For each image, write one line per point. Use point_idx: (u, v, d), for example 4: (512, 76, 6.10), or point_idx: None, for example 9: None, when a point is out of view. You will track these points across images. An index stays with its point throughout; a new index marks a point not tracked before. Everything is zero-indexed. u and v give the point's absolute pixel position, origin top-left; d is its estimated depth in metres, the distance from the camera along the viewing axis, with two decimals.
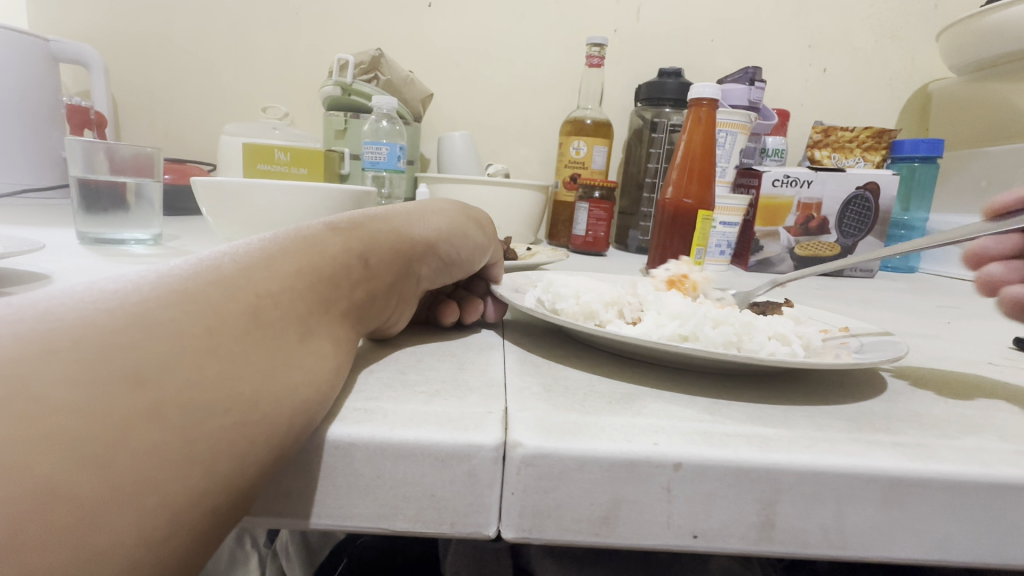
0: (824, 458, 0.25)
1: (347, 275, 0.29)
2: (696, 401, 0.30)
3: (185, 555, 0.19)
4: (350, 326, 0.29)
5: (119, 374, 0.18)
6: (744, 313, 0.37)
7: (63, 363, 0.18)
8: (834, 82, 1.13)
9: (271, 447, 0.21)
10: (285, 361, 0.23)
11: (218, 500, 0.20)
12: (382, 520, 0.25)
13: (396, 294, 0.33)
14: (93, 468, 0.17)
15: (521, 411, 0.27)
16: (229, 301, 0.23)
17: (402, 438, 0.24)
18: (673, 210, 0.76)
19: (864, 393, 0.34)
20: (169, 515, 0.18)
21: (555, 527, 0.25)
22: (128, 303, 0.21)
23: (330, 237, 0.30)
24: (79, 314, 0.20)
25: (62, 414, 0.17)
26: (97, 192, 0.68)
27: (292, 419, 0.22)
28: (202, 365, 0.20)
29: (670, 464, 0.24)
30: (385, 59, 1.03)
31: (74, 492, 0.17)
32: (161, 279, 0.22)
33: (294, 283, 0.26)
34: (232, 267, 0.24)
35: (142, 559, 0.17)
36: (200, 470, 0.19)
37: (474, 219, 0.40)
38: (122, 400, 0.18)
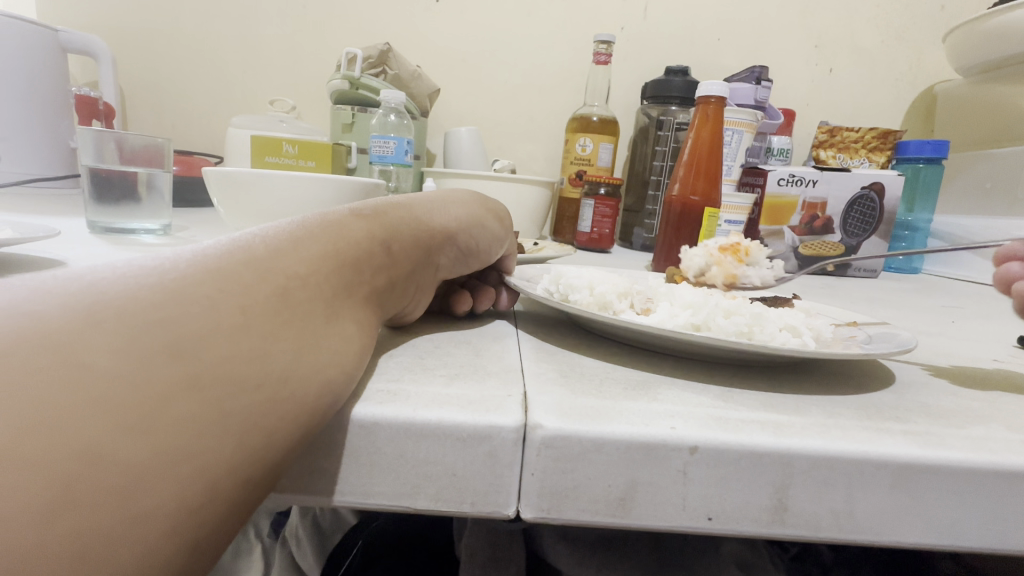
0: (836, 443, 0.26)
1: (369, 261, 0.29)
2: (709, 389, 0.31)
3: (219, 523, 0.19)
4: (372, 311, 0.29)
5: (159, 347, 0.19)
6: (755, 305, 0.38)
7: (108, 335, 0.19)
8: (840, 83, 1.14)
9: (300, 424, 0.22)
10: (314, 341, 0.24)
11: (251, 473, 0.20)
12: (404, 499, 0.25)
13: (415, 281, 0.34)
14: (137, 436, 0.18)
15: (539, 395, 0.27)
16: (260, 281, 0.23)
17: (425, 418, 0.25)
18: (680, 207, 0.77)
19: (872, 385, 0.35)
20: (206, 484, 0.19)
21: (572, 508, 0.25)
22: (165, 280, 0.21)
23: (355, 223, 0.30)
24: (120, 289, 0.20)
25: (106, 383, 0.18)
26: (109, 182, 0.69)
27: (320, 398, 0.23)
28: (236, 342, 0.21)
29: (686, 447, 0.25)
30: (393, 53, 1.03)
31: (118, 457, 0.17)
32: (195, 258, 0.23)
33: (320, 266, 0.26)
34: (262, 249, 0.25)
35: (182, 525, 0.18)
36: (234, 442, 0.20)
37: (491, 210, 0.41)
38: (163, 371, 0.19)
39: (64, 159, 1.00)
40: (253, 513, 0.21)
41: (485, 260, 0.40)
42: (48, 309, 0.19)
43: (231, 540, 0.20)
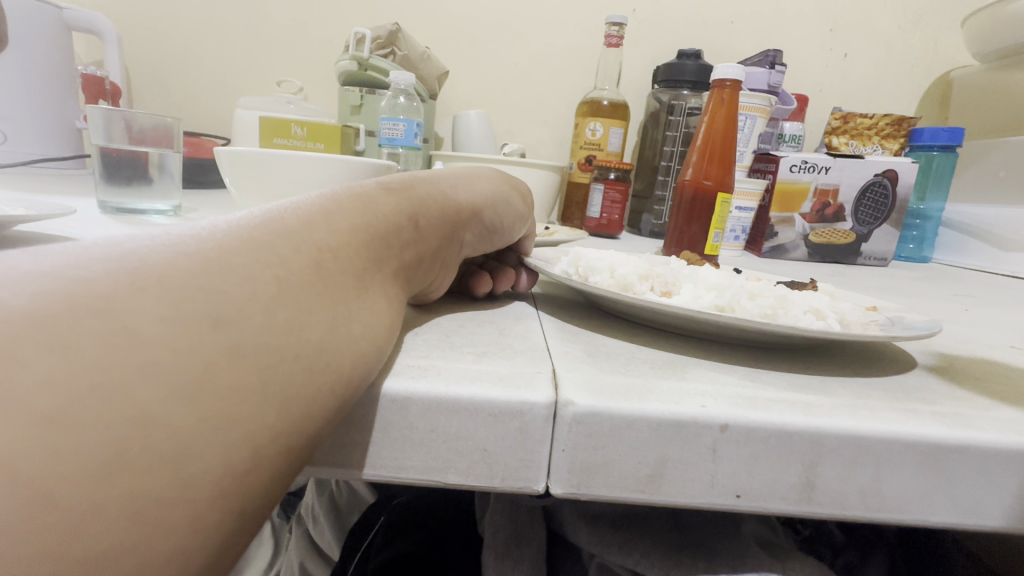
0: (865, 422, 0.26)
1: (398, 236, 0.30)
2: (735, 369, 0.31)
3: (262, 490, 0.20)
4: (399, 286, 0.30)
5: (202, 315, 0.19)
6: (779, 288, 0.38)
7: (153, 301, 0.19)
8: (855, 68, 1.12)
9: (336, 395, 0.23)
10: (347, 313, 0.24)
11: (291, 442, 0.21)
12: (435, 474, 0.25)
13: (440, 258, 0.34)
14: (184, 400, 0.18)
15: (568, 371, 0.28)
16: (295, 253, 0.24)
17: (456, 394, 0.25)
18: (692, 192, 0.76)
19: (894, 368, 0.35)
20: (250, 450, 0.19)
21: (602, 484, 0.25)
22: (203, 248, 0.21)
23: (383, 197, 0.30)
24: (160, 256, 0.20)
25: (155, 347, 0.18)
26: (119, 162, 0.68)
27: (353, 369, 0.23)
28: (275, 312, 0.21)
29: (716, 425, 0.25)
30: (402, 34, 1.02)
31: (167, 421, 0.17)
32: (230, 229, 0.23)
33: (350, 239, 0.27)
34: (295, 221, 0.25)
35: (229, 490, 0.18)
36: (275, 410, 0.20)
37: (514, 187, 0.41)
38: (207, 338, 0.19)
39: (70, 139, 0.99)
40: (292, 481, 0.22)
41: (506, 239, 0.40)
42: (92, 273, 0.19)
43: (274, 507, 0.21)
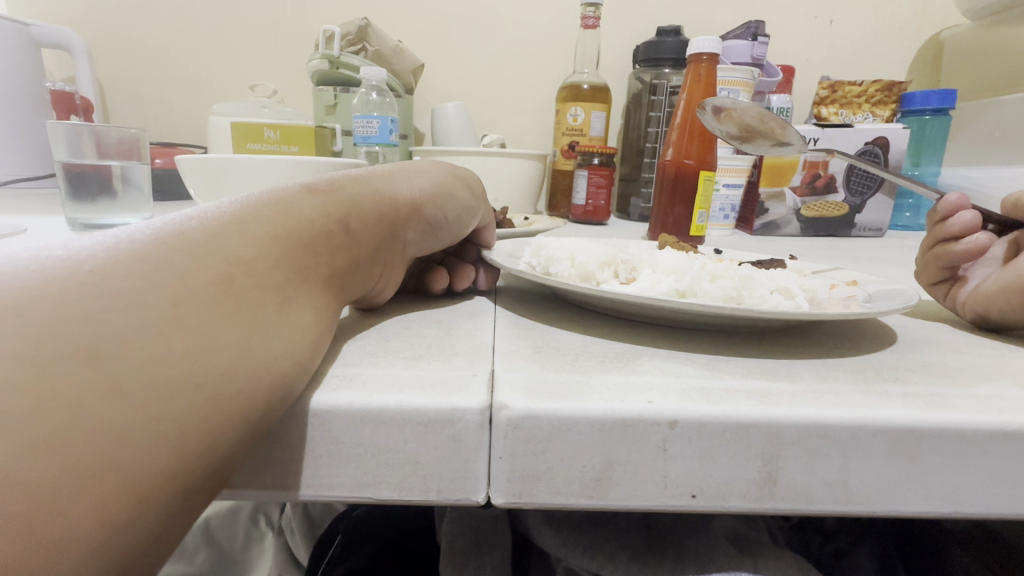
0: (829, 410, 0.24)
1: (326, 241, 0.28)
2: (694, 358, 0.29)
3: (156, 536, 0.18)
4: (331, 295, 0.28)
5: (70, 352, 0.18)
6: (744, 268, 0.36)
7: (10, 340, 0.17)
8: (842, 35, 1.08)
9: (247, 422, 0.21)
10: (262, 330, 0.22)
11: (192, 480, 0.19)
12: (366, 490, 0.24)
13: (381, 260, 0.33)
14: (44, 450, 0.16)
15: (507, 372, 0.26)
16: (197, 269, 0.22)
17: (383, 404, 0.23)
18: (674, 172, 0.73)
19: (871, 345, 0.33)
20: (133, 496, 0.18)
21: (546, 491, 0.24)
22: (81, 272, 0.20)
23: (308, 200, 0.29)
24: (27, 285, 0.19)
25: (7, 393, 0.16)
26: (83, 176, 0.66)
27: (268, 393, 0.21)
28: (167, 337, 0.20)
29: (666, 422, 0.23)
30: (372, 29, 0.99)
31: (24, 475, 0.16)
32: (121, 246, 0.21)
33: (268, 249, 0.25)
34: (200, 232, 0.24)
35: (106, 542, 0.17)
36: (168, 448, 0.18)
37: (461, 181, 0.40)
38: (76, 377, 0.17)
39: (45, 157, 0.96)
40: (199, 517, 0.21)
41: (455, 234, 0.39)
42: None
43: (173, 549, 0.19)
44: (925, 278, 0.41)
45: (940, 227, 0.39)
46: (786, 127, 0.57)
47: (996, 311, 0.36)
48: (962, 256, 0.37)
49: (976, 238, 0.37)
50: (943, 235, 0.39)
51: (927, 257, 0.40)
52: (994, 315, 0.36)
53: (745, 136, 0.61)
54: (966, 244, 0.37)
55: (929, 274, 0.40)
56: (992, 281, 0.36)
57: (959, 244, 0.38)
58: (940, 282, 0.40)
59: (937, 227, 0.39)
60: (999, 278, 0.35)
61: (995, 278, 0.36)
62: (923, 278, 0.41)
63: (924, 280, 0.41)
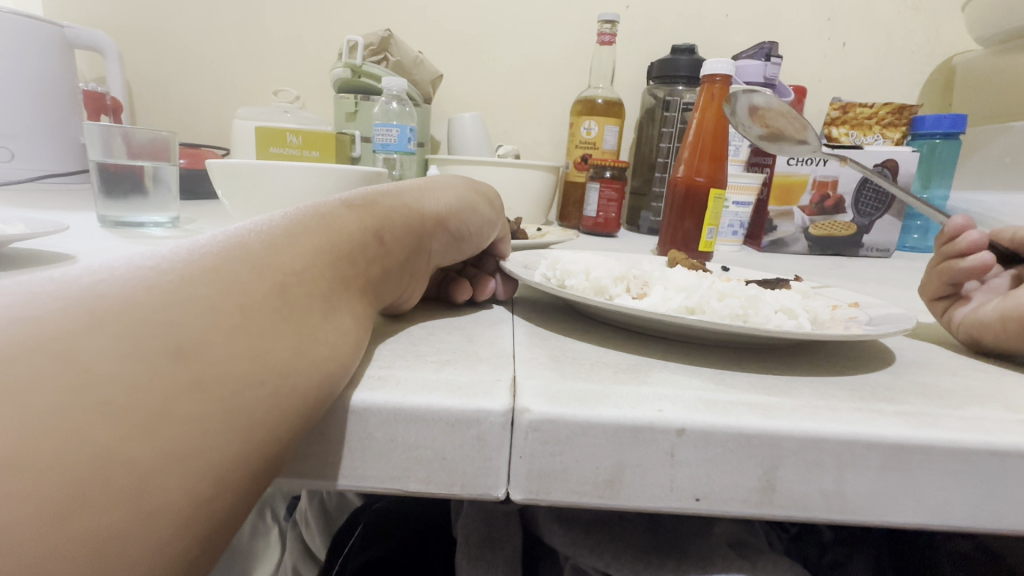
0: (825, 424, 0.26)
1: (363, 253, 0.30)
2: (701, 371, 0.31)
3: (228, 516, 0.21)
4: (367, 301, 0.30)
5: (160, 349, 0.20)
6: (750, 288, 0.38)
7: (110, 338, 0.19)
8: (853, 57, 1.10)
9: (301, 416, 0.23)
10: (312, 333, 0.25)
11: (257, 466, 0.21)
12: (397, 481, 0.26)
13: (409, 270, 0.35)
14: (142, 435, 0.18)
15: (528, 379, 0.28)
16: (258, 278, 0.24)
17: (414, 403, 0.25)
18: (685, 189, 0.75)
19: (870, 364, 0.34)
20: (213, 478, 0.20)
21: (561, 490, 0.26)
22: (163, 279, 0.22)
23: (347, 214, 0.31)
24: (119, 291, 0.21)
25: (111, 384, 0.19)
26: (118, 176, 0.69)
27: (319, 390, 0.24)
28: (237, 339, 0.22)
29: (674, 430, 0.25)
30: (394, 39, 1.02)
31: (126, 457, 0.18)
32: (192, 258, 0.24)
33: (314, 259, 0.27)
34: (258, 244, 0.26)
35: (190, 519, 0.19)
36: (239, 436, 0.21)
37: (483, 197, 0.42)
38: (166, 372, 0.20)
39: (76, 155, 0.99)
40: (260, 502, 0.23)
41: (476, 246, 0.41)
42: (46, 313, 0.19)
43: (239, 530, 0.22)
44: (928, 293, 0.43)
45: (947, 246, 0.41)
46: (807, 129, 0.60)
47: (990, 335, 0.37)
48: (966, 271, 0.39)
49: (981, 256, 0.39)
50: (950, 253, 0.41)
51: (933, 272, 0.42)
52: (987, 339, 0.38)
53: (770, 136, 0.65)
54: (971, 260, 0.39)
55: (932, 289, 0.42)
56: (992, 306, 0.37)
57: (965, 260, 0.39)
58: (941, 298, 0.42)
59: (946, 247, 0.41)
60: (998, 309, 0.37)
61: (995, 305, 0.37)
62: (927, 293, 0.43)
63: (927, 295, 0.43)
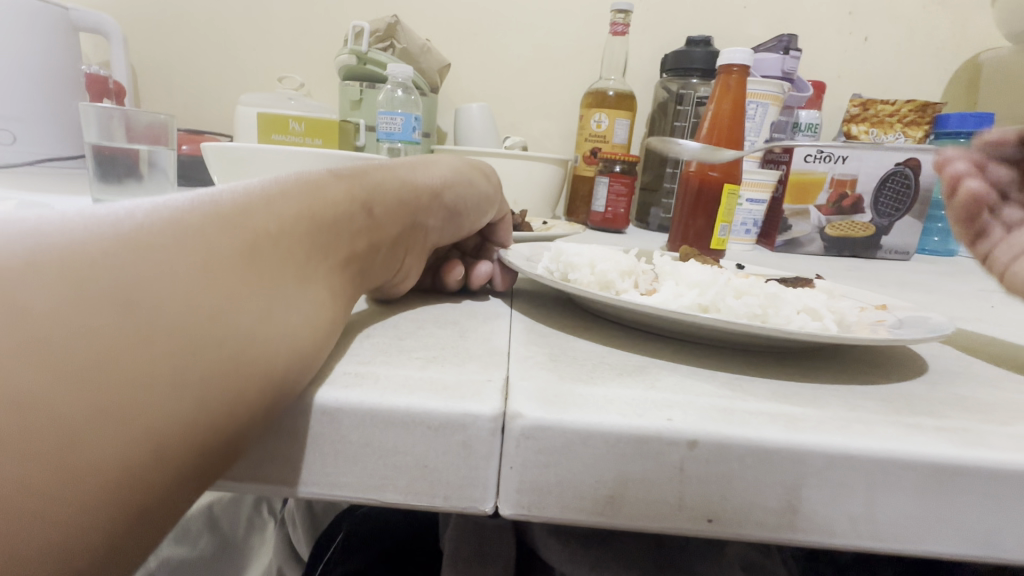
0: (857, 440, 0.23)
1: (348, 224, 0.28)
2: (716, 376, 0.28)
3: (172, 488, 0.18)
4: (349, 276, 0.28)
5: (105, 294, 0.18)
6: (770, 285, 0.35)
7: (47, 276, 0.17)
8: (876, 53, 1.06)
9: (266, 391, 0.21)
10: (285, 302, 0.23)
11: (212, 440, 0.19)
12: (372, 491, 0.23)
13: (401, 247, 0.33)
14: (77, 386, 0.17)
15: (522, 380, 0.25)
16: (227, 233, 0.22)
17: (393, 405, 0.22)
18: (698, 183, 0.72)
19: (900, 372, 0.31)
20: (156, 445, 0.18)
21: (555, 505, 0.23)
22: (117, 222, 0.20)
23: (332, 182, 0.29)
24: (65, 229, 0.19)
25: (43, 327, 0.17)
26: (113, 159, 0.67)
27: (288, 365, 0.22)
28: (198, 293, 0.20)
29: (685, 441, 0.22)
30: (401, 26, 0.99)
31: (57, 409, 0.16)
32: (157, 205, 0.22)
33: (293, 224, 0.25)
34: (230, 200, 0.24)
35: (126, 488, 0.17)
36: (192, 402, 0.19)
37: (478, 171, 0.40)
38: (110, 320, 0.18)
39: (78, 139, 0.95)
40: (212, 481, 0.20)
41: (473, 223, 0.39)
42: None
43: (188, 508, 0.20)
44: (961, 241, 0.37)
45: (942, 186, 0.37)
46: None
47: None
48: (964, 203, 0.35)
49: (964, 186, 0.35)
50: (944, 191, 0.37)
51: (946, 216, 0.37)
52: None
53: None
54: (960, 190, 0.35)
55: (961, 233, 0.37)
56: None
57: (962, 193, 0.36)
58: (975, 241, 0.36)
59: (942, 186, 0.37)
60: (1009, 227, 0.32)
61: None
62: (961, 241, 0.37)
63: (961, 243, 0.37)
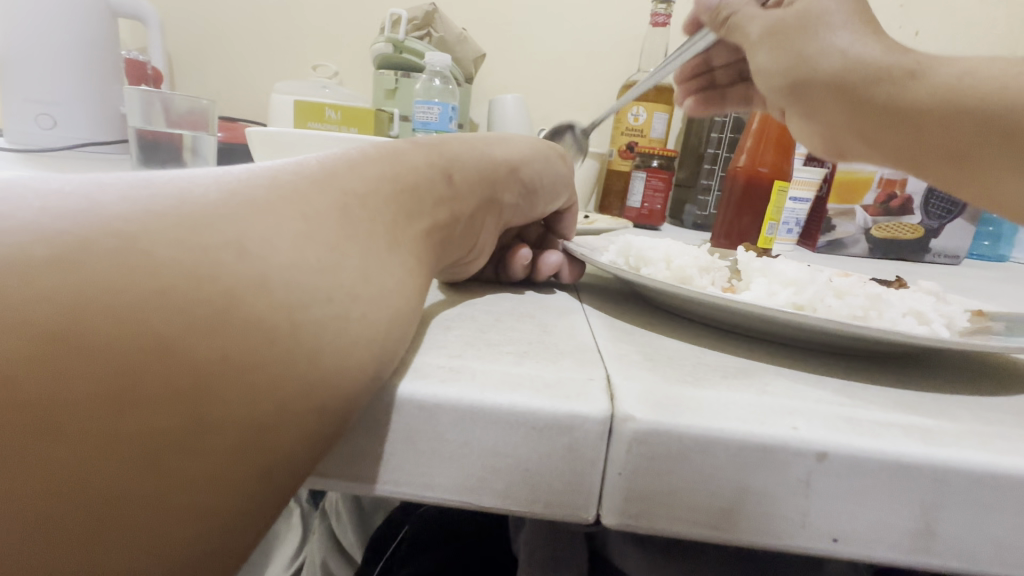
0: (1005, 458, 0.20)
1: (430, 188, 0.27)
2: (824, 381, 0.26)
3: (294, 447, 0.18)
4: (432, 247, 0.26)
5: (223, 243, 0.18)
6: (874, 288, 0.33)
7: (170, 228, 0.17)
8: (929, 47, 1.01)
9: (374, 353, 0.20)
10: (382, 263, 0.22)
11: (328, 402, 0.18)
12: (467, 494, 0.22)
13: (477, 221, 0.31)
14: (205, 333, 0.16)
15: (625, 380, 0.23)
16: (323, 191, 0.22)
17: (497, 402, 0.21)
18: (746, 180, 0.69)
19: (1015, 383, 0.29)
20: (278, 397, 0.17)
21: (665, 518, 0.21)
22: (223, 182, 0.20)
23: (415, 152, 0.28)
24: (178, 188, 0.19)
25: (169, 273, 0.17)
26: (156, 146, 0.69)
27: (388, 329, 0.21)
28: (305, 247, 0.19)
29: (813, 454, 0.20)
30: (439, 14, 0.98)
31: (187, 355, 0.16)
32: (252, 168, 0.22)
33: (379, 186, 0.24)
34: (318, 165, 0.23)
35: (254, 439, 0.17)
36: (308, 356, 0.18)
37: (551, 152, 0.38)
38: (229, 269, 0.17)
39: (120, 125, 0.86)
40: (326, 451, 0.20)
41: (543, 206, 0.37)
42: (101, 197, 0.18)
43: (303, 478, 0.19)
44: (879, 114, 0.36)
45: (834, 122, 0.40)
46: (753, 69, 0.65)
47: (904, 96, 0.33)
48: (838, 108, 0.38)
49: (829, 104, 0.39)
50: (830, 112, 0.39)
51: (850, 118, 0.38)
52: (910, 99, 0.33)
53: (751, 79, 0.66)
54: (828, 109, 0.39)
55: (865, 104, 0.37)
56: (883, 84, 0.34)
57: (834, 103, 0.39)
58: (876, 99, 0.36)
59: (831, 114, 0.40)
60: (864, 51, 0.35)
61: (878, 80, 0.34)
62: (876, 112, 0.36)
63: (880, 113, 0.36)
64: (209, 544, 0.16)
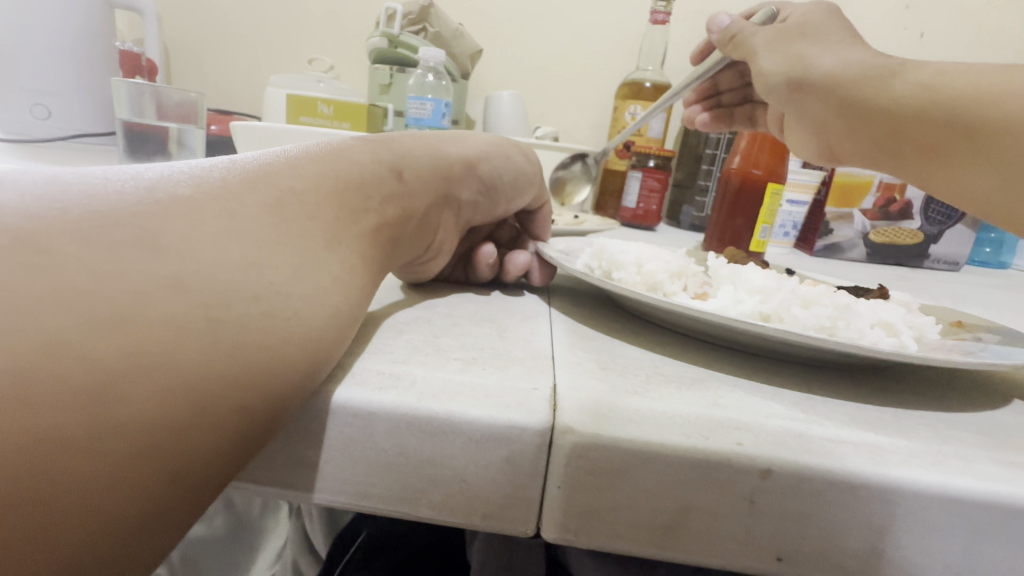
0: (958, 479, 0.20)
1: (377, 186, 0.26)
2: (783, 395, 0.25)
3: (211, 447, 0.17)
4: (381, 245, 0.26)
5: (139, 241, 0.18)
6: (843, 296, 0.32)
7: (84, 227, 0.17)
8: (934, 50, 0.99)
9: (305, 352, 0.20)
10: (317, 263, 0.21)
11: (251, 401, 0.18)
12: (403, 504, 0.21)
13: (432, 219, 0.31)
14: (113, 329, 0.16)
15: (572, 390, 0.22)
16: (253, 191, 0.22)
17: (433, 412, 0.20)
18: (739, 182, 0.67)
19: (986, 399, 0.28)
20: (193, 393, 0.17)
21: (605, 533, 0.21)
22: (149, 184, 0.20)
23: (360, 149, 0.27)
24: (100, 190, 0.19)
25: (76, 270, 0.16)
26: (144, 137, 0.67)
27: (322, 329, 0.20)
28: (228, 246, 0.19)
29: (757, 471, 0.20)
30: (434, 9, 0.96)
31: (91, 351, 0.16)
32: (185, 170, 0.22)
33: (318, 184, 0.24)
34: (254, 165, 0.23)
35: (164, 437, 0.16)
36: (227, 353, 0.18)
37: (516, 149, 0.37)
38: (142, 266, 0.17)
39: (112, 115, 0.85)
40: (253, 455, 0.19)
41: (508, 203, 0.36)
42: (16, 198, 0.18)
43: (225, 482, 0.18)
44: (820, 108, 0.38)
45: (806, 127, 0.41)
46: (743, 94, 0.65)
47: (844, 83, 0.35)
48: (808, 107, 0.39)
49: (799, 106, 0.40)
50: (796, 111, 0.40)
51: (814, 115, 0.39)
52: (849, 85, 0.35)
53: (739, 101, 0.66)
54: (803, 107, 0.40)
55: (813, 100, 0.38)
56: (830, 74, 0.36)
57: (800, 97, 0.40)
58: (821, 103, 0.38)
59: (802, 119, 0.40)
60: (837, 59, 0.36)
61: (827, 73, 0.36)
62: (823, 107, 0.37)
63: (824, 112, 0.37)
64: (108, 550, 0.15)
